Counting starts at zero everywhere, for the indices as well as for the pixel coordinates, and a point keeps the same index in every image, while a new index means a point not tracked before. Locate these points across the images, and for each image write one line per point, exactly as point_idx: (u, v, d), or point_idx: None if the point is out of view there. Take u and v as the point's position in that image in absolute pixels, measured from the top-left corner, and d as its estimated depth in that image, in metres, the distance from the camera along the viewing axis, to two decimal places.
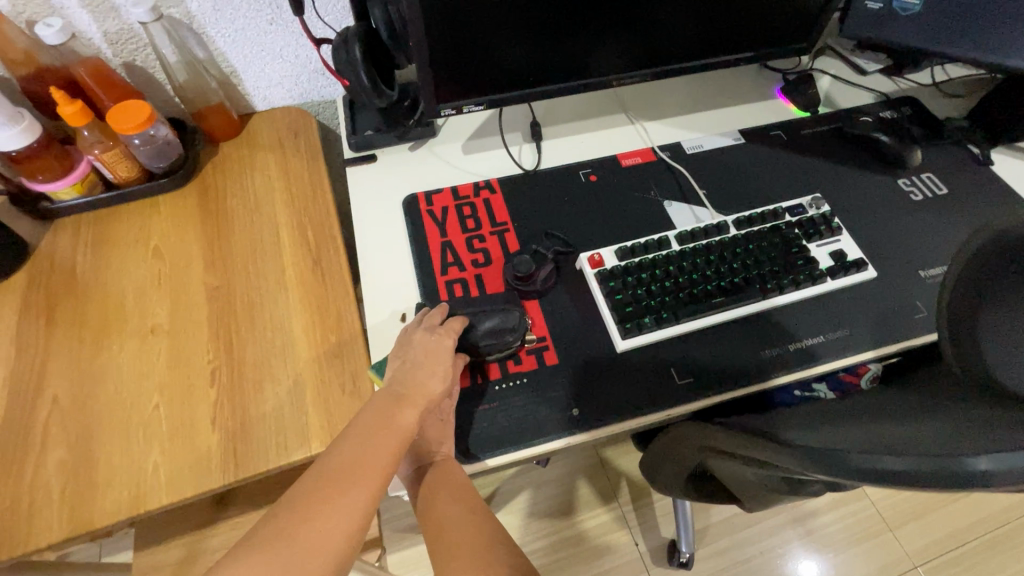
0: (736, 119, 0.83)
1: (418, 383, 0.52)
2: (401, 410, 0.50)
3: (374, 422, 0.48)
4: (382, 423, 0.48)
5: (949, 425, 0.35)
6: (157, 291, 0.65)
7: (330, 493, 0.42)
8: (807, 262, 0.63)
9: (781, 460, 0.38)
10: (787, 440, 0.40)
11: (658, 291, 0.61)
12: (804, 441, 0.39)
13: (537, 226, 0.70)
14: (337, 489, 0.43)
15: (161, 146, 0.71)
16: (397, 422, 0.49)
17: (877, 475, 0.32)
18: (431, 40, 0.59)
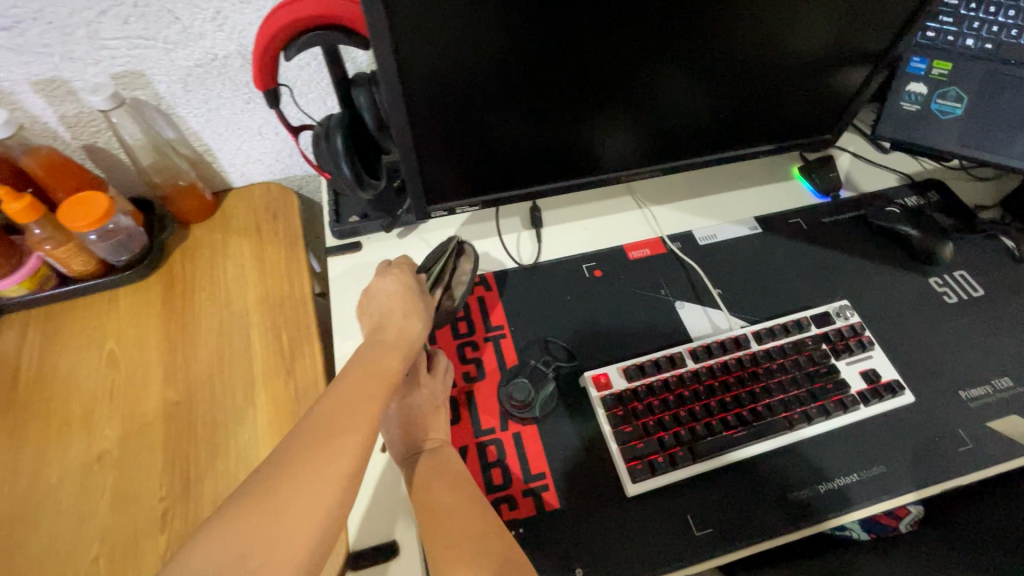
0: (751, 204, 0.77)
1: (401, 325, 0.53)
2: (383, 356, 0.49)
3: (360, 376, 0.46)
4: (368, 365, 0.47)
5: None
6: (108, 408, 0.58)
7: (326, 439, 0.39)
8: (838, 385, 0.57)
9: None
10: None
11: (672, 421, 0.54)
12: None
13: (536, 332, 0.63)
14: (333, 427, 0.40)
15: (122, 238, 0.64)
16: (388, 374, 0.47)
17: None
18: (418, 140, 0.53)
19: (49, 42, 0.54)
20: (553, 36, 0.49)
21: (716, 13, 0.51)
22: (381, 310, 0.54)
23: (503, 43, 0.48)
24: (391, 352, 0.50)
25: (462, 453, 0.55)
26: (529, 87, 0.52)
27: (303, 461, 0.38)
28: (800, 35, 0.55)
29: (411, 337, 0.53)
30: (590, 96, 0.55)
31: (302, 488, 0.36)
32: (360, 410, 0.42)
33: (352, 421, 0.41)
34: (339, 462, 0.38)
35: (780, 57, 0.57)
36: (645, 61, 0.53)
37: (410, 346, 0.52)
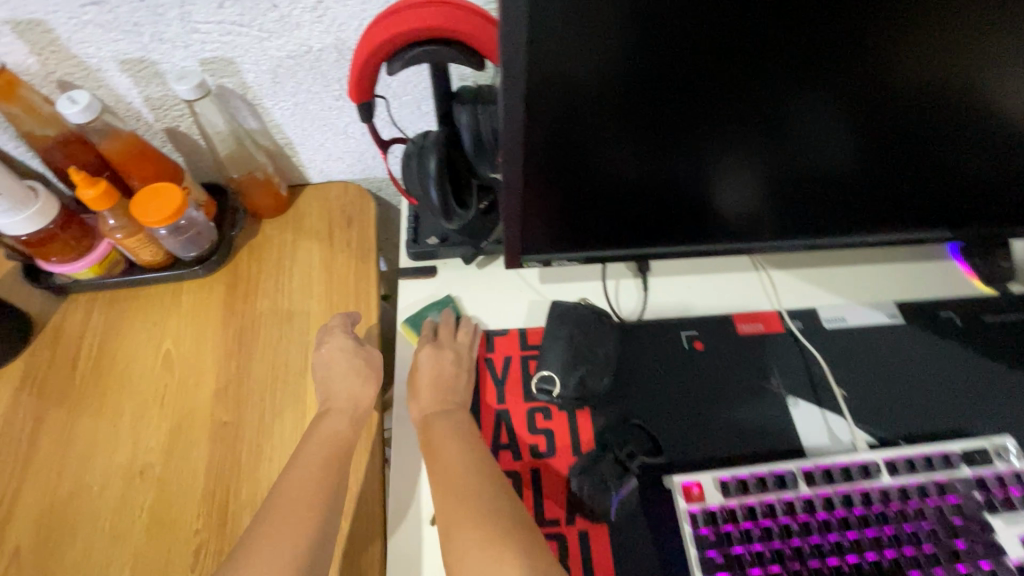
0: (893, 283, 0.64)
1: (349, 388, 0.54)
2: (333, 422, 0.51)
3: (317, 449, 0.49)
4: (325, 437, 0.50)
5: None
6: (158, 416, 0.55)
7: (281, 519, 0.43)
8: (990, 550, 0.46)
9: None
10: None
11: (770, 559, 0.45)
12: None
13: (620, 409, 0.55)
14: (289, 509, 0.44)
15: (192, 232, 0.60)
16: (340, 441, 0.50)
17: None
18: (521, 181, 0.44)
19: (140, 21, 0.49)
20: (701, 70, 0.39)
21: (911, 53, 0.40)
22: (321, 369, 0.55)
23: (638, 71, 0.39)
24: (338, 412, 0.52)
25: None
26: (659, 129, 0.42)
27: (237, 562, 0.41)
28: (1015, 91, 0.43)
29: (362, 395, 0.54)
30: (729, 147, 0.45)
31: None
32: (302, 493, 0.45)
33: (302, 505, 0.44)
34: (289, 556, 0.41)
35: (984, 120, 0.44)
36: (806, 108, 0.42)
37: (351, 398, 0.53)
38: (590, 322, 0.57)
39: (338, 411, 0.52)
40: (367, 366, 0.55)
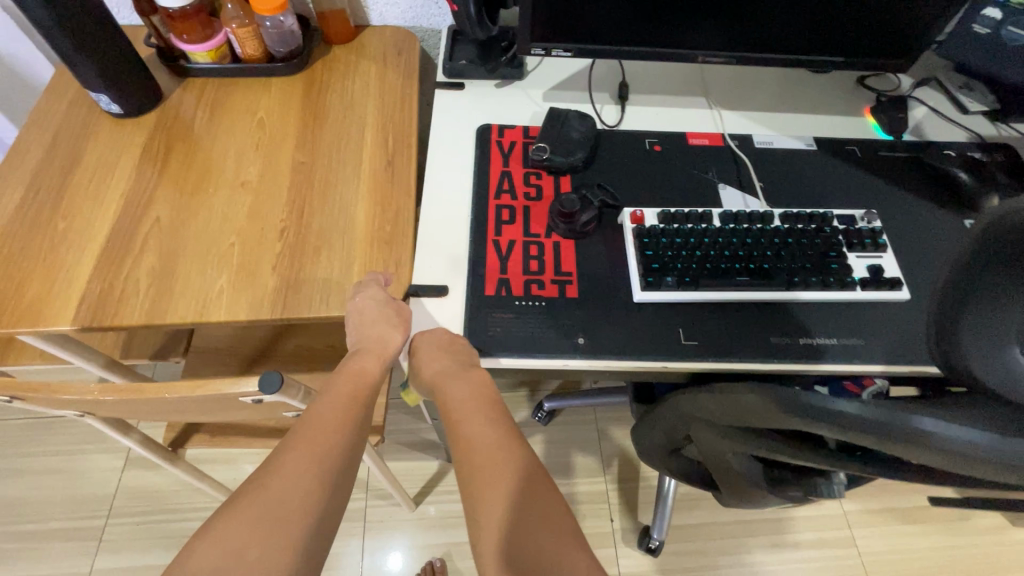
0: (815, 127, 0.83)
1: (377, 332, 0.60)
2: (360, 360, 0.59)
3: (349, 380, 0.58)
4: (359, 374, 0.59)
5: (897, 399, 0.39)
6: (253, 155, 0.75)
7: (307, 441, 0.50)
8: (841, 267, 0.64)
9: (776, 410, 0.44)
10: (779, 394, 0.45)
11: (686, 258, 0.64)
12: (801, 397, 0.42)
13: (592, 177, 0.74)
14: (318, 433, 0.51)
15: (286, 34, 0.80)
16: (367, 376, 0.59)
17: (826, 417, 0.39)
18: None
19: None
20: None
21: None
22: (354, 315, 0.60)
23: None
24: (369, 351, 0.60)
25: (510, 243, 0.67)
26: None
27: (267, 467, 0.47)
28: None
29: (388, 336, 0.60)
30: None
31: (277, 491, 0.45)
32: (329, 424, 0.52)
33: (327, 429, 0.51)
34: (320, 464, 0.48)
35: None
36: None
37: (382, 346, 0.60)
38: (576, 120, 0.76)
39: (367, 353, 0.60)
40: (397, 315, 0.61)
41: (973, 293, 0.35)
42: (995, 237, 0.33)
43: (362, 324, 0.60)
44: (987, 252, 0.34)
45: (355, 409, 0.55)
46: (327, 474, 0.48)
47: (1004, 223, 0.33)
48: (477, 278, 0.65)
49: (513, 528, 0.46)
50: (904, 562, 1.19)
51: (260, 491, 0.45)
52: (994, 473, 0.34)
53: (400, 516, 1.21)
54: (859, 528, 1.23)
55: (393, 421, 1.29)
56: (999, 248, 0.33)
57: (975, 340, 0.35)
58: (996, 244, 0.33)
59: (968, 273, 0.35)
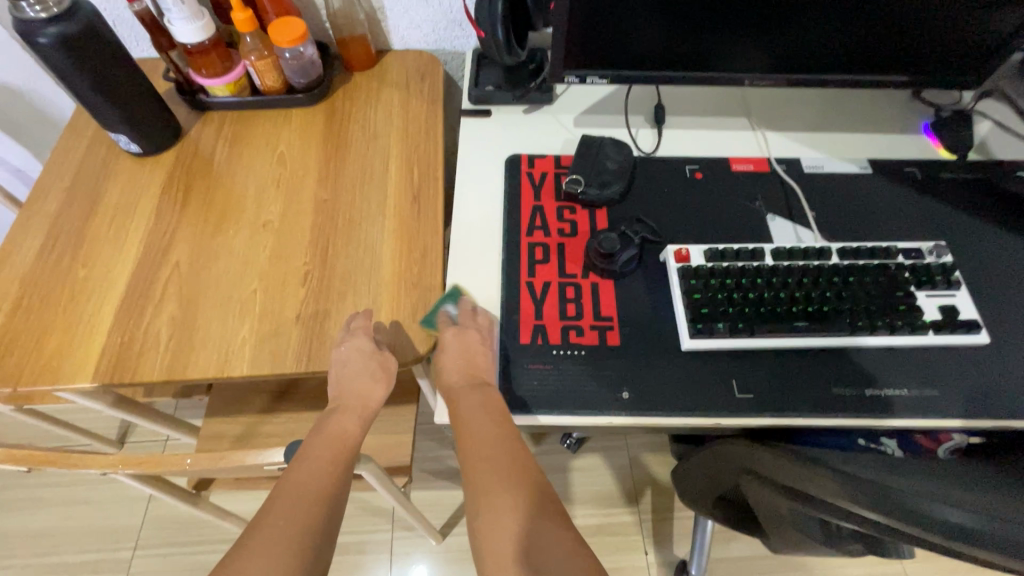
0: (868, 147, 0.77)
1: (361, 385, 0.59)
2: (341, 421, 0.59)
3: (327, 443, 0.57)
4: (337, 435, 0.58)
5: (994, 491, 0.38)
6: (275, 192, 0.72)
7: (287, 511, 0.49)
8: (911, 309, 0.59)
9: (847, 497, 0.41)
10: (847, 475, 0.42)
11: (738, 301, 0.59)
12: (884, 489, 0.40)
13: (631, 210, 0.69)
14: (299, 503, 0.50)
15: (306, 64, 0.77)
16: (346, 438, 0.58)
17: (931, 521, 0.37)
18: (571, 17, 0.60)
19: None
20: None
21: None
22: (338, 367, 0.58)
23: None
24: (350, 411, 0.60)
25: (545, 285, 0.63)
26: None
27: (246, 541, 0.46)
28: None
29: (370, 390, 0.60)
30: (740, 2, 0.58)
31: (259, 567, 0.44)
32: (308, 492, 0.51)
33: (307, 497, 0.51)
34: (301, 537, 0.47)
35: None
36: None
37: (362, 403, 0.60)
38: (611, 147, 0.72)
39: (346, 411, 0.60)
40: (380, 368, 0.58)
41: None
42: None
43: (347, 371, 0.58)
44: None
45: (335, 474, 0.55)
46: (308, 547, 0.47)
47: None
48: (511, 324, 0.60)
49: (513, 549, 0.47)
50: None
51: (238, 572, 0.44)
52: None
53: (427, 547, 1.18)
54: (914, 563, 1.15)
55: (418, 448, 1.26)
56: None
57: None
58: None
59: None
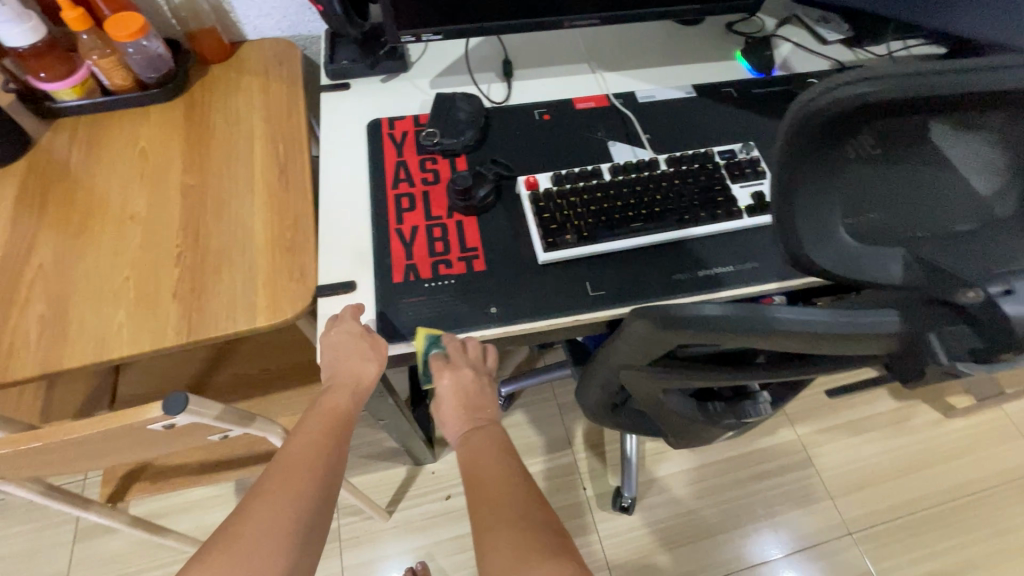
0: (692, 76, 0.87)
1: (353, 366, 0.58)
2: (334, 395, 0.58)
3: (319, 416, 0.56)
4: (326, 405, 0.57)
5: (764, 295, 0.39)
6: (139, 186, 0.72)
7: (279, 481, 0.49)
8: (727, 199, 0.68)
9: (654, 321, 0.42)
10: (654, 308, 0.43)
11: (582, 214, 0.66)
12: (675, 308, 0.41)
13: (487, 154, 0.75)
14: (294, 472, 0.50)
15: (153, 58, 0.78)
16: (340, 411, 0.58)
17: (702, 323, 0.39)
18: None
19: None
20: None
21: None
22: (329, 350, 0.58)
23: None
24: (344, 389, 0.59)
25: (413, 229, 0.68)
26: None
27: (247, 505, 0.47)
28: None
29: (362, 370, 0.59)
30: None
31: (259, 535, 0.45)
32: (306, 459, 0.52)
33: (304, 465, 0.51)
34: (297, 504, 0.48)
35: None
36: None
37: (357, 380, 0.58)
38: (462, 101, 0.77)
39: (341, 387, 0.59)
40: (371, 350, 0.59)
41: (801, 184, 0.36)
42: (827, 128, 0.33)
43: (340, 356, 0.58)
44: (799, 155, 0.35)
45: (329, 445, 0.54)
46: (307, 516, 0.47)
47: (829, 111, 0.32)
48: (383, 268, 0.65)
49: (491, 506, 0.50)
50: (860, 472, 1.27)
51: (233, 539, 0.44)
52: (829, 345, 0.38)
53: (376, 528, 1.20)
54: (816, 448, 1.29)
55: (354, 436, 1.28)
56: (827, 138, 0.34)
57: (811, 230, 0.38)
58: (827, 134, 0.34)
59: (791, 173, 0.36)
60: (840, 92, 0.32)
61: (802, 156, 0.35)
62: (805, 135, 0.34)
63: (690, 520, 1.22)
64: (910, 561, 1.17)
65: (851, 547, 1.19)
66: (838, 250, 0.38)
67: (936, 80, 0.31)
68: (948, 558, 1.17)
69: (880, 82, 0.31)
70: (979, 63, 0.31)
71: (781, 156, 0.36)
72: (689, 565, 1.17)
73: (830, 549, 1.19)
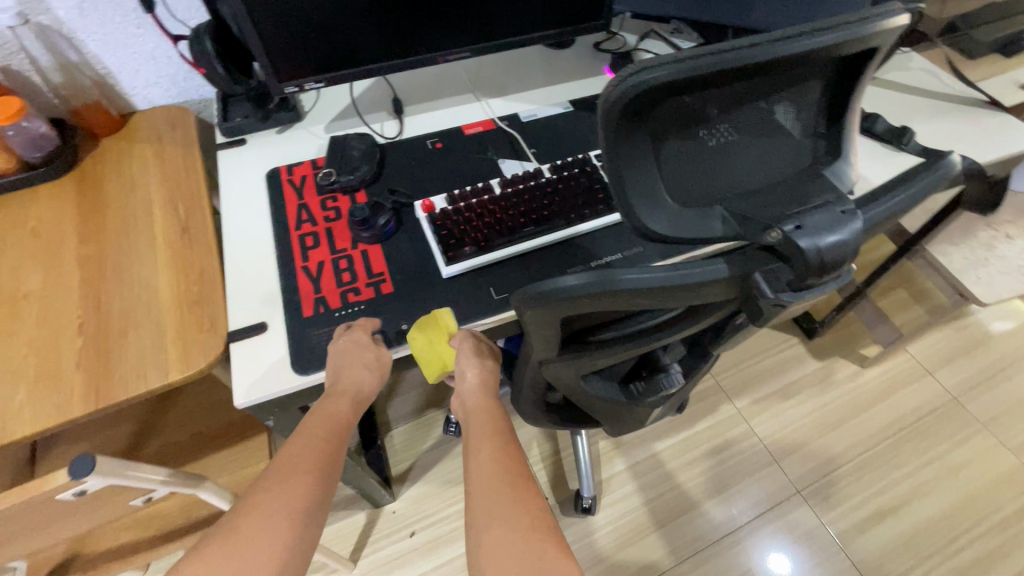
0: (569, 92, 0.96)
1: (357, 375, 0.61)
2: (336, 403, 0.61)
3: (318, 424, 0.60)
4: (327, 414, 0.61)
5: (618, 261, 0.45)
6: (31, 265, 0.71)
7: (276, 482, 0.52)
8: (607, 195, 0.75)
9: (526, 300, 0.47)
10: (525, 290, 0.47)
11: (478, 226, 0.71)
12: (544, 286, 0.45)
13: (385, 186, 0.79)
14: (292, 474, 0.53)
15: (36, 137, 0.78)
16: (341, 417, 0.61)
17: (563, 293, 0.44)
18: (266, 38, 0.70)
19: None
20: None
21: None
22: (333, 359, 0.61)
23: None
24: (349, 396, 0.62)
25: (319, 264, 0.70)
26: None
27: (250, 501, 0.50)
28: None
29: (365, 379, 0.62)
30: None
31: (261, 528, 0.48)
32: (308, 462, 0.55)
33: (306, 467, 0.55)
34: (297, 502, 0.51)
35: None
36: None
37: (357, 389, 0.61)
38: (355, 140, 0.82)
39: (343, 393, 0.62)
40: (376, 361, 0.62)
41: (623, 159, 0.42)
42: (633, 108, 0.39)
43: (354, 367, 0.60)
44: (619, 132, 0.41)
45: (327, 449, 0.58)
46: (303, 516, 0.51)
47: (626, 98, 0.38)
48: (294, 305, 0.67)
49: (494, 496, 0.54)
50: (797, 433, 1.35)
51: (232, 533, 0.47)
52: (674, 296, 0.44)
53: None
54: (755, 418, 1.37)
55: None
56: (635, 116, 0.40)
57: (641, 197, 0.44)
58: (633, 113, 0.40)
59: (617, 149, 0.42)
60: (630, 81, 0.37)
61: (618, 134, 0.41)
62: (616, 116, 0.40)
63: (652, 509, 1.25)
64: (855, 506, 1.25)
65: (802, 504, 1.26)
66: (667, 213, 0.45)
67: (708, 61, 0.37)
68: (886, 497, 1.26)
69: (663, 68, 0.37)
70: (737, 44, 0.37)
71: (604, 136, 0.41)
72: (657, 554, 1.20)
73: (784, 510, 1.25)
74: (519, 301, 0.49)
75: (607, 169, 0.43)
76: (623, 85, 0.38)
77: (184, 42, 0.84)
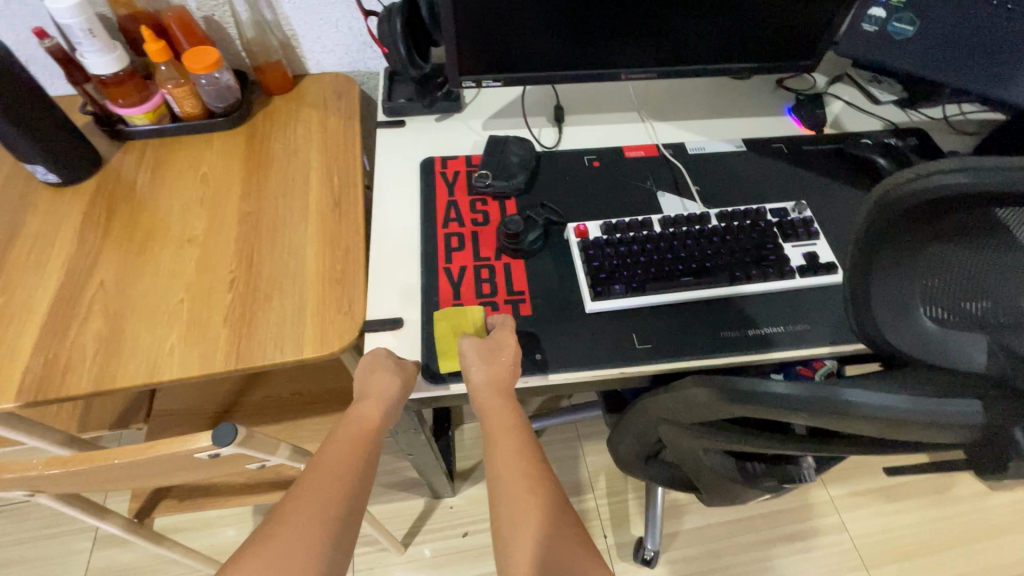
0: (743, 129, 0.87)
1: (376, 383, 0.57)
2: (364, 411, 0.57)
3: (348, 439, 0.55)
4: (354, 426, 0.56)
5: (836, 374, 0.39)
6: (198, 210, 0.75)
7: (302, 498, 0.48)
8: (779, 258, 0.67)
9: (714, 387, 0.43)
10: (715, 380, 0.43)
11: (632, 265, 0.66)
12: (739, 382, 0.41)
13: (537, 198, 0.76)
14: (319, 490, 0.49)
15: (222, 88, 0.82)
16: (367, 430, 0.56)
17: (770, 397, 0.39)
18: (460, 30, 0.68)
19: None
20: None
21: None
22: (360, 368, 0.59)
23: None
24: (366, 401, 0.57)
25: (461, 269, 0.68)
26: None
27: (275, 522, 0.46)
28: None
29: (388, 386, 0.57)
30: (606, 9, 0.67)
31: (281, 551, 0.43)
32: (332, 477, 0.50)
33: (332, 482, 0.50)
34: (318, 523, 0.46)
35: None
36: None
37: (380, 394, 0.57)
38: (515, 144, 0.79)
39: (366, 400, 0.57)
40: (396, 365, 0.59)
41: (877, 264, 0.37)
42: (911, 213, 0.33)
43: (379, 376, 0.58)
44: (882, 235, 0.35)
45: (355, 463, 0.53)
46: (328, 539, 0.45)
47: (910, 200, 0.32)
48: (431, 306, 0.65)
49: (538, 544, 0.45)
50: (897, 542, 1.20)
51: (255, 556, 0.43)
52: (896, 432, 0.37)
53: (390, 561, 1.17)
54: (850, 512, 1.24)
55: None
56: (911, 222, 0.34)
57: (886, 308, 0.38)
58: (911, 218, 0.33)
59: (872, 251, 0.36)
60: (921, 184, 0.31)
61: (881, 236, 0.35)
62: (884, 218, 0.34)
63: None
64: None
65: None
66: (914, 333, 0.39)
67: None
68: None
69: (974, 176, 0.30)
70: None
71: (859, 234, 0.36)
72: None
73: None
74: (700, 384, 0.45)
75: (851, 270, 0.38)
76: (911, 187, 0.32)
77: (370, 17, 0.85)
